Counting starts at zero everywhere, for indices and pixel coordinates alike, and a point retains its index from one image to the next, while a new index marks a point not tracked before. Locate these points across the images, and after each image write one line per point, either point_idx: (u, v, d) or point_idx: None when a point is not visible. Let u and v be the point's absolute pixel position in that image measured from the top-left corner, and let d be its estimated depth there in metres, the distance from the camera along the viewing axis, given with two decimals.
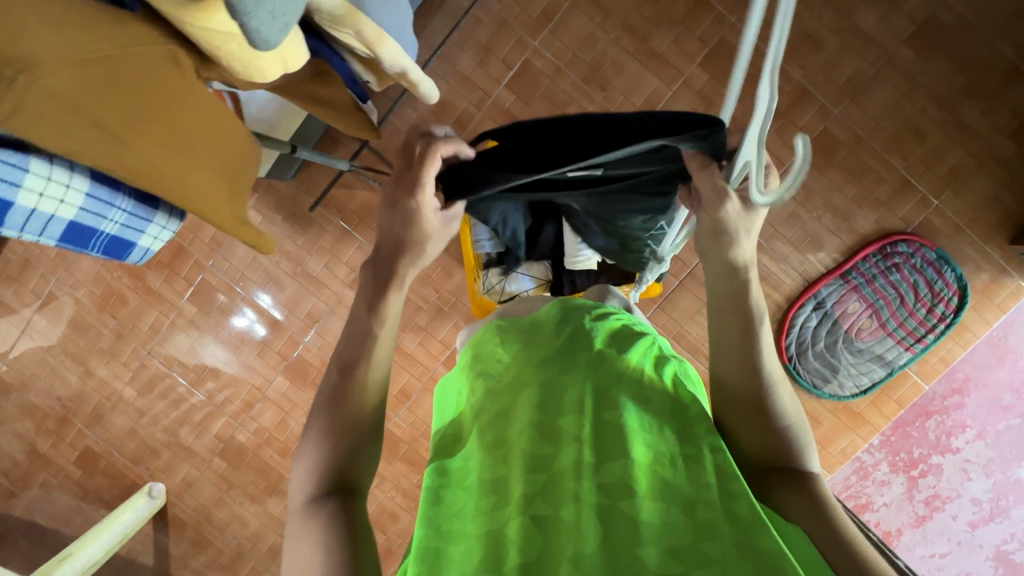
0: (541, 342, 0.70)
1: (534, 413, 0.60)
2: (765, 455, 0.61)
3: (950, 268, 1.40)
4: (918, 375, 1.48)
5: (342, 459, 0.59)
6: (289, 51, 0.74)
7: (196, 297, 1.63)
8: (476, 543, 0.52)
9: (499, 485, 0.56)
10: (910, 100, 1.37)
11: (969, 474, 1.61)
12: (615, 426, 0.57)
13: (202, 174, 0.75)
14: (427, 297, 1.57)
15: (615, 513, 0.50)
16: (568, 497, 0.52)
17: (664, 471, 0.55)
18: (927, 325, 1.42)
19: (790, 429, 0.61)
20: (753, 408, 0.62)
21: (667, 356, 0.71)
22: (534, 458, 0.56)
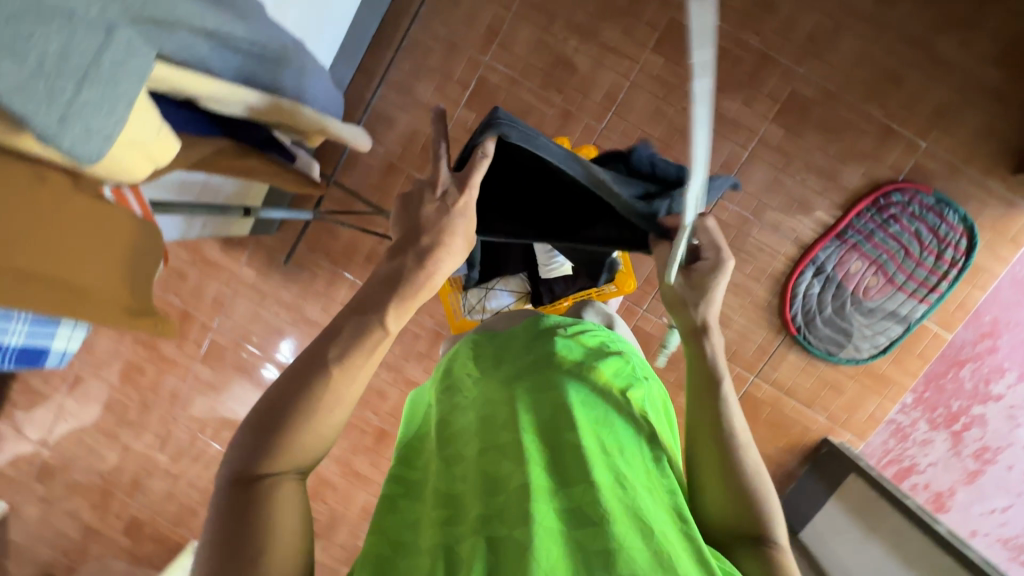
0: (507, 360, 0.69)
1: (493, 430, 0.59)
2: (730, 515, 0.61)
3: (952, 210, 1.33)
4: (938, 326, 1.40)
5: (294, 451, 0.51)
6: (156, 143, 0.47)
7: (208, 358, 1.69)
8: (425, 562, 0.49)
9: (451, 504, 0.54)
10: (877, 46, 1.32)
11: (1016, 421, 1.51)
12: (576, 450, 0.56)
13: (103, 274, 0.53)
14: (424, 323, 1.58)
15: (570, 543, 0.49)
16: (518, 517, 0.50)
17: (625, 494, 0.53)
18: (938, 272, 1.35)
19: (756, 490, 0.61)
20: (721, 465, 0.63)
21: (642, 376, 0.72)
22: (489, 478, 0.54)
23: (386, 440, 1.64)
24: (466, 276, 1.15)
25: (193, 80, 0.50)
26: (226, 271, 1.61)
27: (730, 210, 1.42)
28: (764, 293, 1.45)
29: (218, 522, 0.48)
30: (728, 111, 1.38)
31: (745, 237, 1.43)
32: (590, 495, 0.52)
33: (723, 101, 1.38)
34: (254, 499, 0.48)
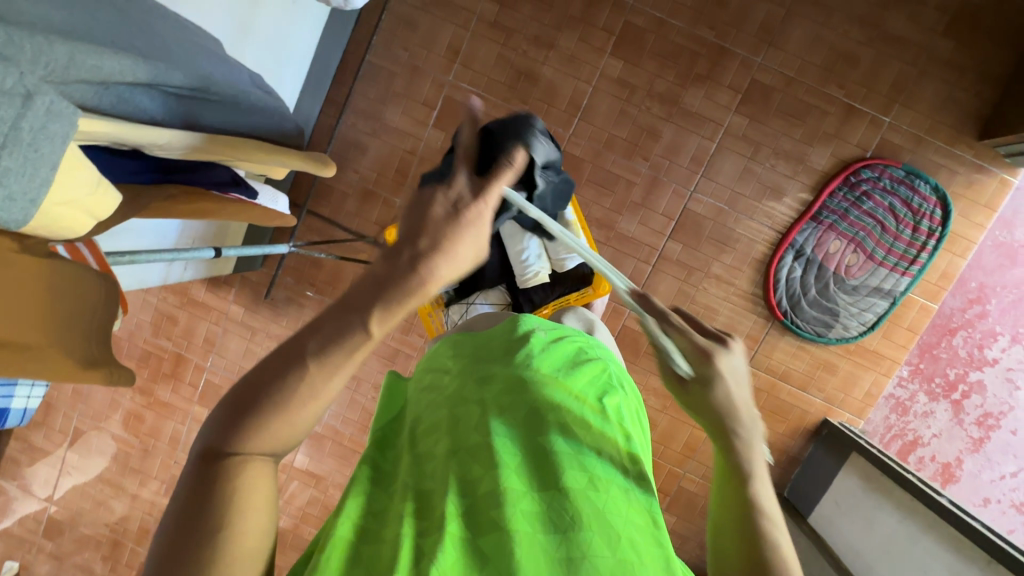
0: (484, 358, 0.70)
1: (470, 431, 0.60)
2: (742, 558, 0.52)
3: (923, 181, 1.34)
4: (923, 296, 1.41)
5: (268, 443, 0.43)
6: (91, 198, 0.47)
7: (204, 399, 1.69)
8: (390, 550, 0.49)
9: (420, 498, 0.54)
10: (830, 28, 1.34)
11: (1016, 383, 1.50)
12: (551, 456, 0.59)
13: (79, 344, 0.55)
14: (415, 343, 1.59)
15: (536, 547, 0.51)
16: (490, 525, 0.52)
17: (595, 498, 0.55)
18: (917, 244, 1.36)
19: (769, 531, 0.52)
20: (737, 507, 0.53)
21: (618, 382, 0.73)
22: (463, 478, 0.55)
23: None
24: (447, 293, 1.16)
25: (124, 129, 0.50)
26: (215, 310, 1.62)
27: (705, 202, 1.43)
28: (748, 280, 1.45)
29: (169, 515, 0.41)
30: (691, 106, 1.40)
31: (722, 227, 1.44)
32: (562, 502, 0.55)
33: (685, 97, 1.40)
34: (216, 480, 0.41)
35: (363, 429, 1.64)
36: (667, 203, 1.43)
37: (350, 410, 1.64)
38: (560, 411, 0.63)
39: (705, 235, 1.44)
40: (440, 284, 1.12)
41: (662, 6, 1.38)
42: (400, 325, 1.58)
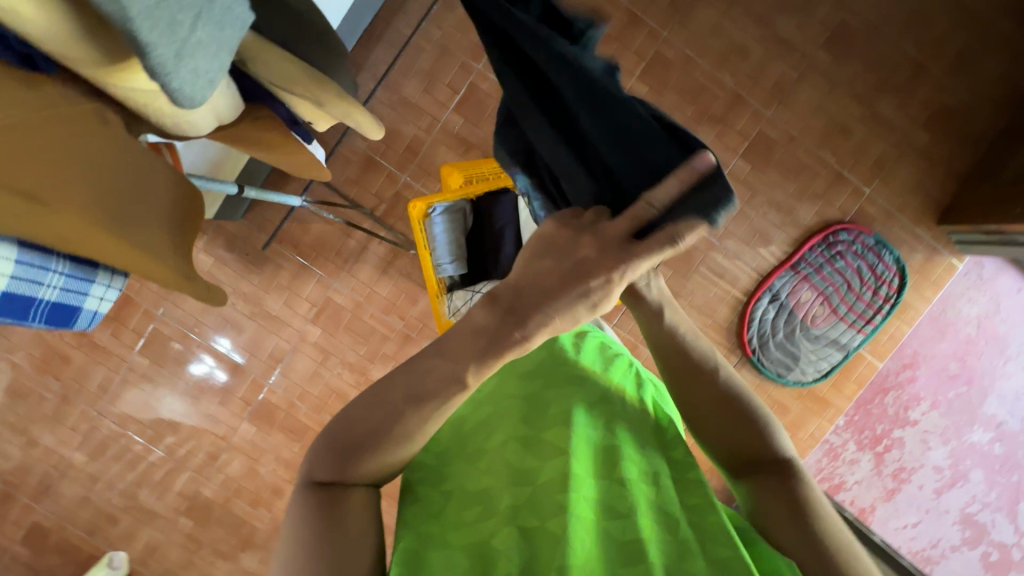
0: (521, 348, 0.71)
1: (516, 426, 0.62)
2: (729, 451, 0.63)
3: (888, 251, 1.48)
4: (871, 354, 1.55)
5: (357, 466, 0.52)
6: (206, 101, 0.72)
7: (147, 349, 1.55)
8: (463, 553, 0.53)
9: (484, 499, 0.57)
10: (832, 99, 1.47)
11: (929, 444, 1.67)
12: (601, 445, 0.60)
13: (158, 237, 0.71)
14: (393, 325, 1.54)
15: (603, 533, 0.54)
16: (552, 510, 0.54)
17: (649, 487, 0.58)
18: (874, 306, 1.50)
19: (758, 422, 0.62)
20: (721, 411, 0.63)
21: (644, 377, 0.74)
22: (516, 472, 0.58)
23: None
24: (453, 277, 1.14)
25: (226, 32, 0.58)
26: None
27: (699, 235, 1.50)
28: (724, 315, 1.54)
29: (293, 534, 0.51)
30: (702, 143, 1.48)
31: (710, 261, 1.52)
32: (616, 490, 0.56)
33: (698, 133, 1.47)
34: (326, 502, 0.52)
35: (322, 405, 1.56)
36: None
37: (311, 384, 1.56)
38: (602, 400, 0.64)
39: (693, 266, 1.53)
40: (449, 266, 1.10)
41: (692, 44, 1.45)
42: (381, 304, 1.54)
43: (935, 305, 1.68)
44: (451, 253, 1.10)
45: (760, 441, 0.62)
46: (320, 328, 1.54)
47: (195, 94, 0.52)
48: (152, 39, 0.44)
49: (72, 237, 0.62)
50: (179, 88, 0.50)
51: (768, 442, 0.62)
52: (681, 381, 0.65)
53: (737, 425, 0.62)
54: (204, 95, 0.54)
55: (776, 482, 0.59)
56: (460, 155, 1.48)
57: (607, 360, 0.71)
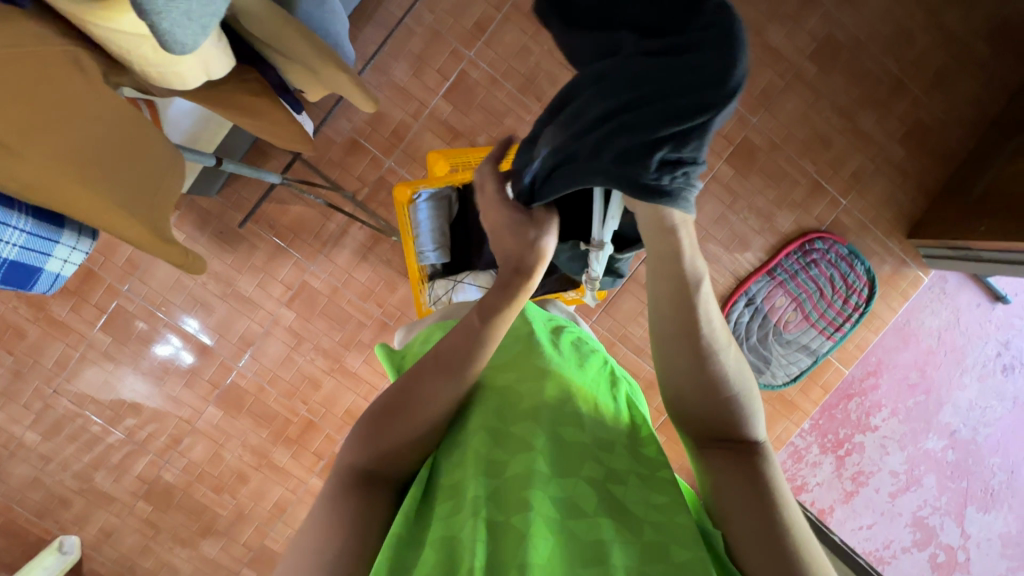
0: (501, 343, 0.70)
1: (485, 417, 0.60)
2: (700, 423, 0.61)
3: (859, 261, 1.53)
4: (839, 361, 1.59)
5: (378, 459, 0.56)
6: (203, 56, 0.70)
7: (109, 326, 1.48)
8: (431, 551, 0.50)
9: (452, 491, 0.56)
10: (816, 110, 1.50)
11: (887, 449, 1.74)
12: (568, 443, 0.59)
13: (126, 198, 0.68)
14: (371, 312, 1.51)
15: (567, 528, 0.52)
16: (517, 506, 0.52)
17: (612, 489, 0.57)
18: (844, 314, 1.54)
19: (737, 399, 0.59)
20: (705, 383, 0.59)
21: (619, 375, 0.73)
22: (487, 463, 0.56)
23: (313, 431, 1.55)
24: (434, 266, 1.12)
25: None
26: None
27: None
28: None
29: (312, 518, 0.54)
30: None
31: None
32: (581, 487, 0.55)
33: None
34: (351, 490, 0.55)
35: (293, 391, 1.53)
36: None
37: (282, 369, 1.52)
38: (574, 398, 0.63)
39: None
40: (432, 255, 1.09)
41: None
42: (359, 291, 1.51)
43: (900, 316, 1.74)
44: (434, 241, 1.08)
45: (733, 416, 0.59)
46: (294, 312, 1.50)
47: (186, 41, 0.54)
48: None
49: (49, 186, 0.63)
50: (164, 30, 0.51)
51: (741, 418, 0.59)
52: (673, 345, 0.59)
53: (716, 399, 0.59)
54: (196, 44, 0.56)
55: (737, 459, 0.58)
56: (447, 143, 1.46)
57: (581, 356, 0.71)
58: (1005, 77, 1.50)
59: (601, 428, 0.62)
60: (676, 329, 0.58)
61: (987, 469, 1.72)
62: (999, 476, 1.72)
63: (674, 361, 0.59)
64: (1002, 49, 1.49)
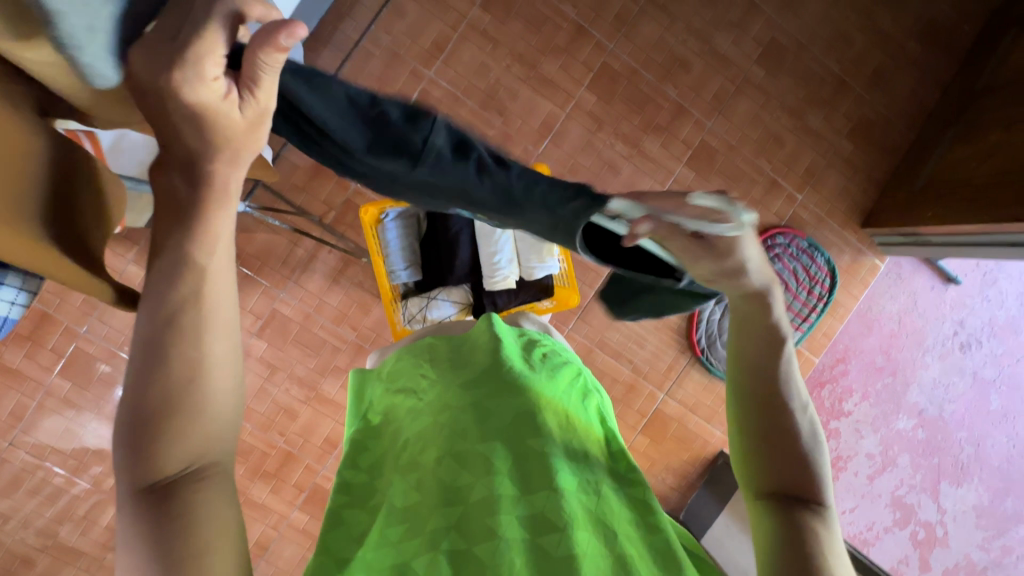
0: (471, 363, 0.69)
1: (452, 437, 0.59)
2: (769, 478, 0.59)
3: (820, 253, 1.58)
4: (809, 349, 1.63)
5: (182, 449, 0.43)
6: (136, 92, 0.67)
7: (68, 371, 1.42)
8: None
9: (406, 516, 0.54)
10: (767, 111, 1.57)
11: (861, 433, 1.79)
12: (538, 456, 0.57)
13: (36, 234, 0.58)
14: (345, 336, 1.49)
15: (536, 548, 0.50)
16: (482, 534, 0.50)
17: (590, 500, 0.55)
18: (809, 305, 1.59)
19: (807, 456, 0.59)
20: (789, 431, 0.60)
21: (592, 387, 0.74)
22: (448, 489, 0.55)
23: (291, 463, 1.50)
24: (408, 285, 1.12)
25: None
26: None
27: None
28: (674, 317, 1.60)
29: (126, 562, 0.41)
30: (650, 151, 1.53)
31: None
32: (555, 502, 0.53)
33: (645, 142, 1.52)
34: (153, 512, 0.41)
35: (268, 424, 1.48)
36: None
37: (256, 402, 1.47)
38: (544, 412, 0.62)
39: None
40: (403, 273, 1.09)
41: (637, 56, 1.51)
42: (332, 315, 1.48)
43: (862, 302, 1.82)
44: (404, 259, 1.09)
45: (808, 475, 0.58)
46: (266, 342, 1.46)
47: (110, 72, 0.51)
48: None
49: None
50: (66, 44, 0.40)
51: (818, 480, 0.58)
52: (761, 390, 0.62)
53: (795, 453, 0.59)
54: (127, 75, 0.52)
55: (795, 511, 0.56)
56: None
57: (554, 370, 0.71)
58: (936, 72, 1.59)
59: (570, 441, 0.61)
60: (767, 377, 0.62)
61: (956, 444, 1.79)
62: (967, 450, 1.79)
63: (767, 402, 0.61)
64: (932, 46, 1.59)
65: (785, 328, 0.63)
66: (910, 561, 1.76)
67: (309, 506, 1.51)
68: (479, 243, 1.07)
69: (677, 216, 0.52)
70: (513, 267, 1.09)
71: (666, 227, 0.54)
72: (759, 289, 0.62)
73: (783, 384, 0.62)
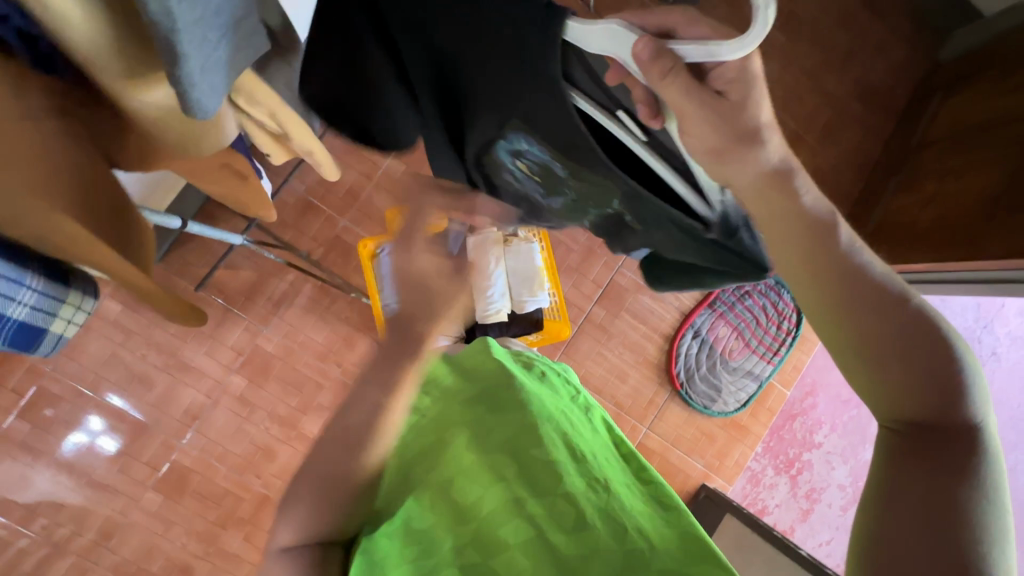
0: (474, 378, 0.72)
1: (457, 454, 0.61)
2: (885, 394, 0.53)
3: (786, 290, 1.69)
4: (781, 383, 1.74)
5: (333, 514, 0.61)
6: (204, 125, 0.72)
7: (26, 412, 1.33)
8: None
9: (421, 538, 0.55)
10: None
11: (833, 464, 1.73)
12: (538, 461, 0.59)
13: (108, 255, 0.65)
14: (329, 373, 1.47)
15: (547, 548, 0.51)
16: (499, 544, 0.52)
17: (596, 495, 0.57)
18: (779, 339, 1.67)
19: (915, 335, 0.52)
20: (894, 347, 0.52)
21: (591, 402, 0.78)
22: (457, 506, 0.56)
23: (267, 507, 1.44)
24: None
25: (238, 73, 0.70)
26: None
27: (628, 277, 1.64)
28: (653, 352, 1.66)
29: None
30: None
31: (638, 301, 1.65)
32: (561, 502, 0.55)
33: None
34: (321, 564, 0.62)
35: (244, 466, 1.43)
36: (597, 272, 1.62)
37: (232, 442, 1.42)
38: (541, 418, 0.64)
39: (623, 306, 1.64)
40: None
41: None
42: (316, 351, 1.47)
43: None
44: None
45: (928, 399, 0.50)
46: (246, 379, 1.43)
47: (209, 107, 0.55)
48: (188, 50, 0.47)
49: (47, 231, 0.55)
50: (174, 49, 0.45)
51: (942, 394, 0.50)
52: (837, 313, 0.54)
53: (911, 377, 0.51)
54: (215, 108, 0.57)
55: (927, 452, 0.49)
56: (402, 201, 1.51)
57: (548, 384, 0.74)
58: (878, 129, 1.78)
59: (572, 444, 0.63)
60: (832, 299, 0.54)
61: None
62: None
63: (837, 336, 0.54)
64: (873, 107, 1.78)
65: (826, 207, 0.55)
66: None
67: None
68: (473, 277, 1.11)
69: (678, 45, 0.42)
70: (505, 300, 1.12)
71: (672, 56, 0.42)
72: (781, 167, 0.53)
73: (861, 291, 0.53)
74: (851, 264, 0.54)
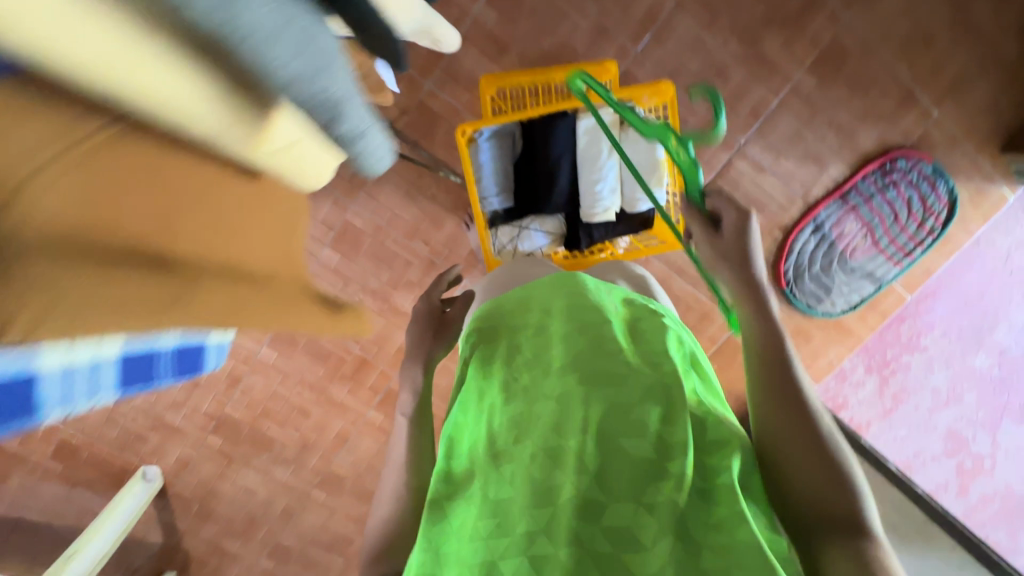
0: (592, 322, 0.68)
1: (538, 440, 0.61)
2: (805, 485, 0.58)
3: (943, 181, 1.39)
4: (902, 286, 1.53)
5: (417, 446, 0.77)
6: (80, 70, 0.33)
7: None
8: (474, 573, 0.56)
9: (500, 511, 0.59)
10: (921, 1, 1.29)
11: (932, 367, 1.80)
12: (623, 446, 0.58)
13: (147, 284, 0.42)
14: (417, 250, 1.44)
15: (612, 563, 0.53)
16: (563, 539, 0.54)
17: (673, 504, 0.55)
18: (915, 239, 1.45)
19: (834, 459, 0.58)
20: (831, 481, 0.57)
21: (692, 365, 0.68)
22: (541, 488, 0.58)
23: (367, 368, 1.57)
24: (496, 212, 1.03)
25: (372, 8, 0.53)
26: None
27: (750, 159, 1.38)
28: (763, 246, 1.47)
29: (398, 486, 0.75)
30: (769, 52, 1.31)
31: (755, 187, 1.41)
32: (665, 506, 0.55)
33: (765, 39, 1.30)
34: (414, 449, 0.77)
35: (344, 333, 1.53)
36: (714, 150, 1.37)
37: None
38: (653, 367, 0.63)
39: (738, 192, 1.41)
40: (494, 201, 1.00)
41: None
42: (404, 229, 1.41)
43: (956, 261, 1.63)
44: (496, 186, 0.99)
45: (828, 505, 0.56)
46: (340, 253, 1.43)
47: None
48: None
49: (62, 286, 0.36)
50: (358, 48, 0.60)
51: (840, 487, 0.57)
52: (768, 412, 0.61)
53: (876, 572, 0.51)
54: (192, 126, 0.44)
55: None
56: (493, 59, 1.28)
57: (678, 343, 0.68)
58: None
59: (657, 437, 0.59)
60: (811, 477, 0.57)
61: None
62: None
63: (819, 548, 0.56)
64: None
65: (761, 276, 0.67)
66: (949, 486, 1.81)
67: (384, 407, 1.61)
68: (581, 169, 0.98)
69: None
70: (615, 197, 1.00)
71: None
72: None
73: (816, 463, 0.58)
74: (770, 374, 0.62)
